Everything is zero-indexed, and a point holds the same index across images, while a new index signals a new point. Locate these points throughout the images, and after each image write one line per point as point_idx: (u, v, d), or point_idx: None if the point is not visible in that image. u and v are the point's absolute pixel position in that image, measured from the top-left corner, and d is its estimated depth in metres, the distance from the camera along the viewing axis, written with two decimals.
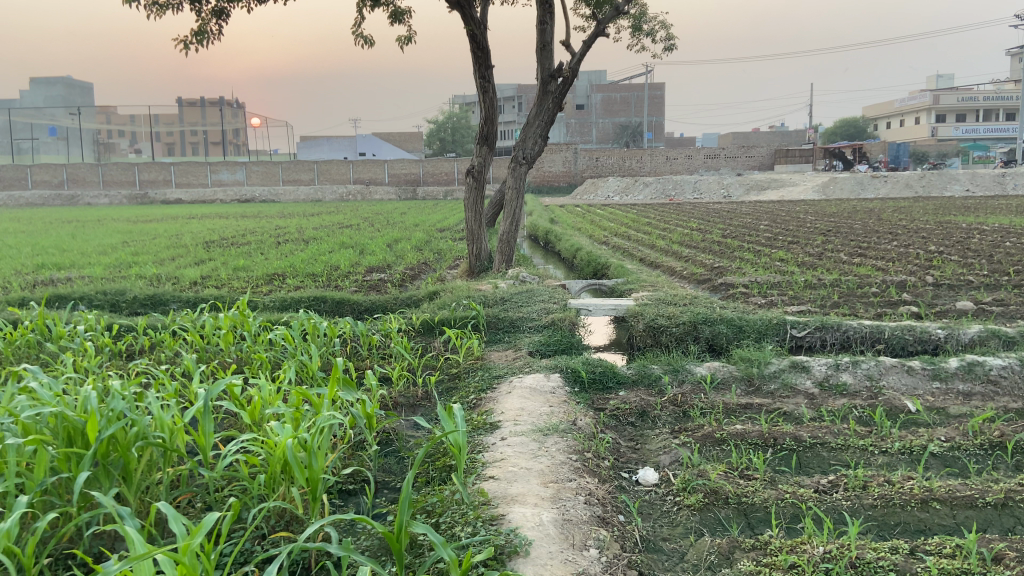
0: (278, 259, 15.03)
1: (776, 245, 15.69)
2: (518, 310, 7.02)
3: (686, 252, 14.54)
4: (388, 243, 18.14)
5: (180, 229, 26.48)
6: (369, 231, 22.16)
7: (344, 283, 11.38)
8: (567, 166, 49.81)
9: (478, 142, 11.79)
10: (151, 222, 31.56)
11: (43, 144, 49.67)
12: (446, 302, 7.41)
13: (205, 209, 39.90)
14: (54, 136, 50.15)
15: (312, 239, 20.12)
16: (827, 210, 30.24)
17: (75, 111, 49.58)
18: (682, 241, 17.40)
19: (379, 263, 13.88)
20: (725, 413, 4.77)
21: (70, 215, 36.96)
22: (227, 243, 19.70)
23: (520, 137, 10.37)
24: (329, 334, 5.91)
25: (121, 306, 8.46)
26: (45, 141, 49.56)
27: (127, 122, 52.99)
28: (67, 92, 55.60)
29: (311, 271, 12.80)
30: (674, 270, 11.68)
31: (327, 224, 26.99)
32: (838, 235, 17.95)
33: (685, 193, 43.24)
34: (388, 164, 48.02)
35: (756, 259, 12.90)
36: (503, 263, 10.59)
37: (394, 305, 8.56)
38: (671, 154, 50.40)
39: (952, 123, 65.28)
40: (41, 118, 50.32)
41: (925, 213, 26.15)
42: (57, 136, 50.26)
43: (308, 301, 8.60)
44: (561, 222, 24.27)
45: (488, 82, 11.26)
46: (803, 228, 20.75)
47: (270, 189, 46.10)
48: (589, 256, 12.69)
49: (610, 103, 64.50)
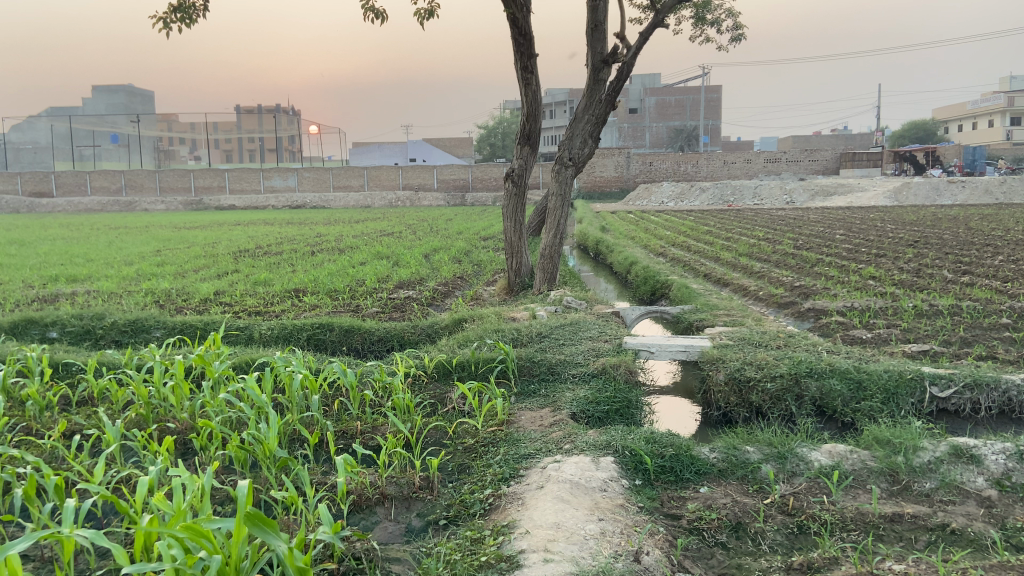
0: (304, 271, 13.80)
1: (859, 259, 13.86)
2: (560, 350, 5.47)
3: (757, 266, 12.85)
4: (426, 254, 16.80)
5: (219, 236, 25.66)
6: (410, 240, 20.84)
7: (367, 303, 10.04)
8: (619, 171, 48.12)
9: (519, 141, 10.31)
10: (197, 229, 30.98)
11: (103, 151, 50.06)
12: (468, 337, 5.90)
13: (254, 216, 39.40)
14: (115, 144, 50.49)
15: (348, 248, 18.92)
16: (900, 217, 27.88)
17: (133, 117, 49.83)
18: (749, 252, 15.66)
19: (411, 277, 12.52)
20: (867, 538, 3.14)
21: (124, 221, 36.75)
22: (260, 252, 18.65)
23: (567, 134, 8.78)
24: (309, 387, 4.47)
25: (94, 334, 7.21)
26: (106, 148, 49.88)
27: (184, 129, 53.16)
28: (127, 100, 56.19)
29: (333, 286, 11.51)
30: (748, 291, 10.01)
31: (368, 231, 25.92)
32: (924, 247, 15.95)
33: (744, 199, 41.06)
34: (438, 169, 46.91)
35: (842, 278, 11.11)
36: (545, 282, 9.03)
37: (413, 336, 7.12)
38: (729, 159, 48.21)
39: None
40: (103, 125, 50.70)
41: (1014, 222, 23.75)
42: (118, 143, 50.58)
43: (313, 326, 7.22)
44: (612, 230, 22.66)
45: (531, 73, 9.74)
46: (883, 238, 18.78)
47: (320, 196, 45.50)
48: (647, 272, 11.07)
49: (664, 107, 62.35)
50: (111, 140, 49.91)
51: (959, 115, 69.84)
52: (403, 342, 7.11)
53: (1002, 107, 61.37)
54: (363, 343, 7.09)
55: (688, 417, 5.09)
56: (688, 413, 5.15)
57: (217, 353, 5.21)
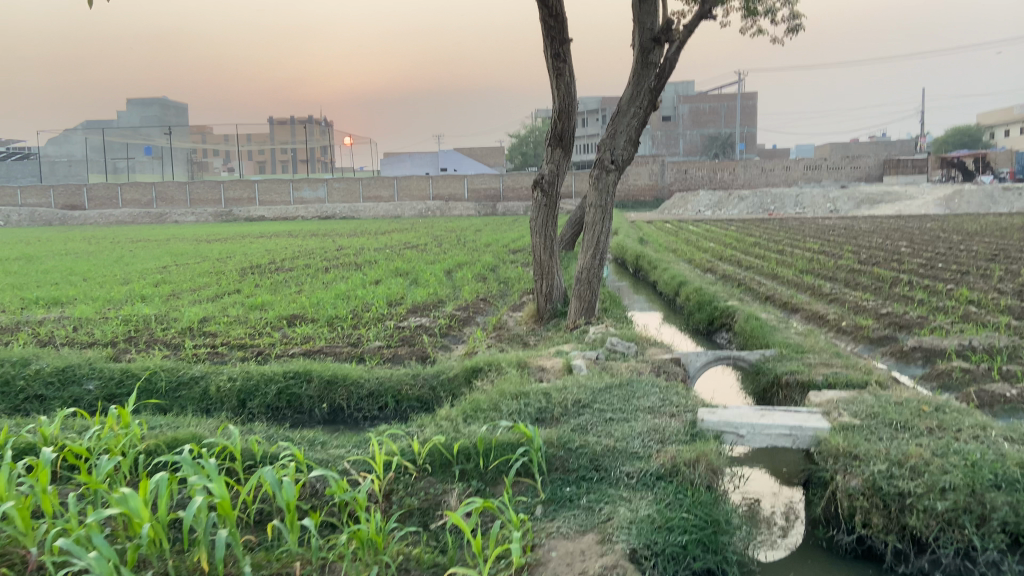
0: (309, 292, 12.31)
1: (942, 277, 11.97)
2: (609, 431, 3.81)
3: (827, 287, 11.07)
4: (446, 271, 15.24)
5: (236, 250, 24.35)
6: (433, 254, 19.33)
7: (369, 335, 8.52)
8: (654, 179, 46.31)
9: (550, 143, 8.69)
10: (220, 242, 29.76)
11: (137, 163, 49.49)
12: (478, 404, 4.25)
13: (280, 228, 38.35)
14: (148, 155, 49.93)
15: (365, 264, 17.44)
16: (959, 227, 25.69)
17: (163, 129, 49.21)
18: (809, 268, 13.85)
19: (426, 299, 10.97)
20: None
21: (152, 234, 35.82)
22: (270, 268, 17.22)
23: (606, 133, 7.13)
24: (222, 513, 2.92)
25: (12, 387, 5.72)
26: (139, 160, 49.24)
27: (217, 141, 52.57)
28: (159, 111, 55.76)
29: (336, 311, 9.98)
30: (828, 322, 8.28)
31: (392, 244, 24.51)
32: (1010, 262, 13.96)
33: (787, 207, 38.94)
34: (468, 178, 45.48)
35: (935, 303, 9.32)
36: (582, 313, 7.35)
37: (413, 389, 5.51)
38: (768, 166, 46.10)
39: None
40: (136, 137, 50.20)
41: None
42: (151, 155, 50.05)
43: (284, 377, 5.64)
44: (650, 243, 20.86)
45: (563, 61, 8.10)
46: (954, 251, 16.78)
47: (349, 207, 44.39)
48: (700, 296, 9.39)
49: (699, 113, 60.22)
50: (144, 151, 49.30)
51: (1007, 118, 66.50)
52: (400, 397, 5.50)
53: None
54: (349, 399, 5.53)
55: (772, 527, 3.45)
56: (771, 519, 3.50)
57: (121, 445, 3.68)
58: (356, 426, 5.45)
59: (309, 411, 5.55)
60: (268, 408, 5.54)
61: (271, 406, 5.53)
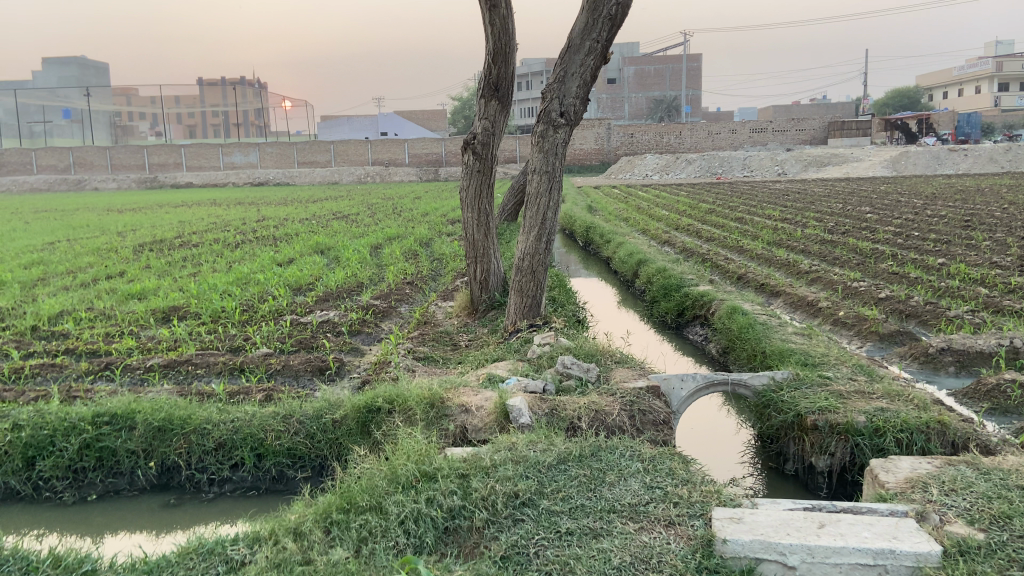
0: (205, 275, 10.39)
1: (925, 250, 10.73)
2: (567, 561, 2.22)
3: (804, 263, 9.72)
4: (373, 246, 13.41)
5: (150, 221, 21.98)
6: (364, 226, 17.46)
7: (258, 336, 6.79)
8: (599, 143, 44.86)
9: (483, 94, 6.96)
10: (137, 211, 27.08)
11: (55, 127, 45.26)
12: (354, 498, 2.61)
13: (207, 195, 35.54)
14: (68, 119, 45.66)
15: (284, 238, 15.45)
16: (914, 190, 24.81)
17: (82, 90, 44.97)
18: (774, 240, 12.52)
19: (341, 283, 9.20)
20: None
21: (67, 203, 32.65)
22: (174, 244, 15.08)
23: (552, 80, 5.46)
24: None
25: None
26: (58, 124, 45.13)
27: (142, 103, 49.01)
28: (80, 73, 51.84)
29: (226, 302, 8.15)
30: (818, 312, 6.87)
31: (322, 214, 22.47)
32: (988, 230, 12.84)
33: (734, 171, 37.91)
34: (409, 142, 43.15)
35: (934, 282, 8.03)
36: (525, 312, 5.77)
37: (282, 439, 3.84)
38: (714, 129, 45.03)
39: (1017, 91, 57.34)
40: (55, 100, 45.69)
41: None
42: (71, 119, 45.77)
43: (95, 424, 3.92)
44: (600, 212, 19.27)
45: None
46: (921, 218, 15.65)
47: (284, 172, 41.75)
48: (665, 280, 7.91)
49: (644, 76, 58.69)
50: (62, 114, 44.96)
51: (944, 81, 66.50)
52: (261, 450, 3.83)
53: (988, 73, 57.21)
54: (188, 454, 3.85)
55: None
56: None
57: None
58: (196, 495, 3.79)
59: (130, 473, 3.87)
60: (67, 471, 3.83)
61: (72, 468, 3.82)
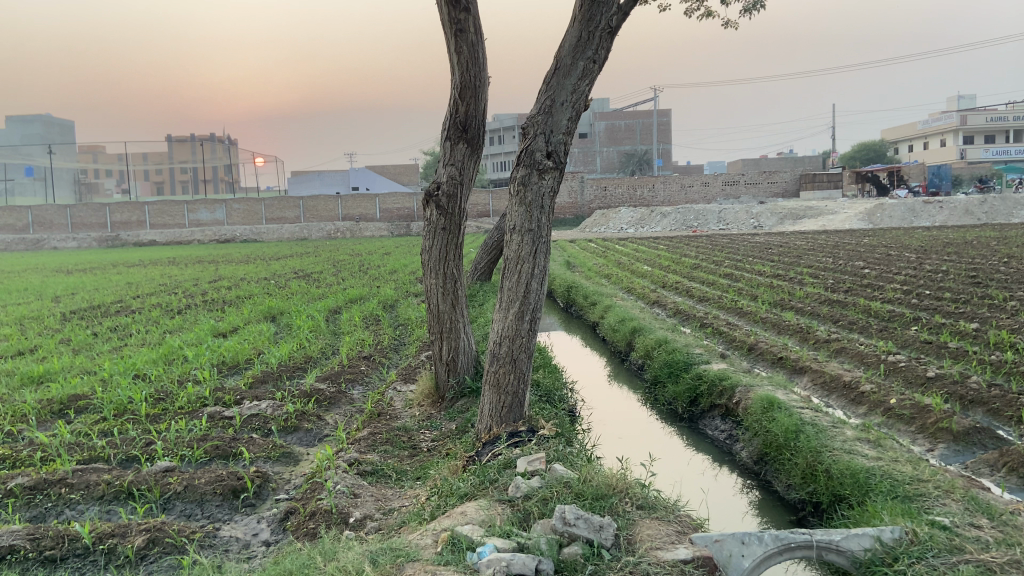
0: (128, 351, 8.89)
1: (946, 311, 9.62)
2: None
3: (818, 328, 8.56)
4: (330, 311, 12.00)
5: (97, 283, 20.31)
6: (326, 286, 16.04)
7: (161, 439, 5.35)
8: (573, 197, 44.24)
9: (449, 136, 5.73)
10: (89, 272, 25.35)
11: (15, 185, 43.42)
12: None
13: (169, 253, 33.81)
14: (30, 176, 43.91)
15: (235, 302, 13.96)
16: (898, 242, 24.02)
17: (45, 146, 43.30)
18: (774, 299, 11.37)
19: (282, 357, 7.80)
20: None
21: (20, 264, 30.80)
22: (112, 311, 13.49)
23: (536, 113, 4.23)
24: None
25: None
26: (19, 182, 43.33)
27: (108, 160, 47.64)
28: (44, 129, 50.34)
29: (137, 388, 6.70)
30: (860, 397, 5.62)
31: (285, 272, 21.00)
32: (1001, 287, 11.79)
33: (710, 224, 37.19)
34: (380, 197, 42.05)
35: (979, 353, 6.86)
36: (505, 415, 4.44)
37: None
38: (687, 183, 44.63)
39: (981, 145, 57.70)
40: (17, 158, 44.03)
41: None
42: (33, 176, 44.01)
43: None
44: (579, 268, 18.12)
45: (467, 11, 5.13)
46: (920, 273, 14.64)
47: (252, 228, 40.22)
48: (670, 355, 6.65)
49: (615, 131, 58.61)
50: (24, 172, 43.18)
51: (909, 134, 67.16)
52: None
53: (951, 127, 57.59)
54: None
55: None
56: None
57: None
58: None
59: None
60: None
61: None
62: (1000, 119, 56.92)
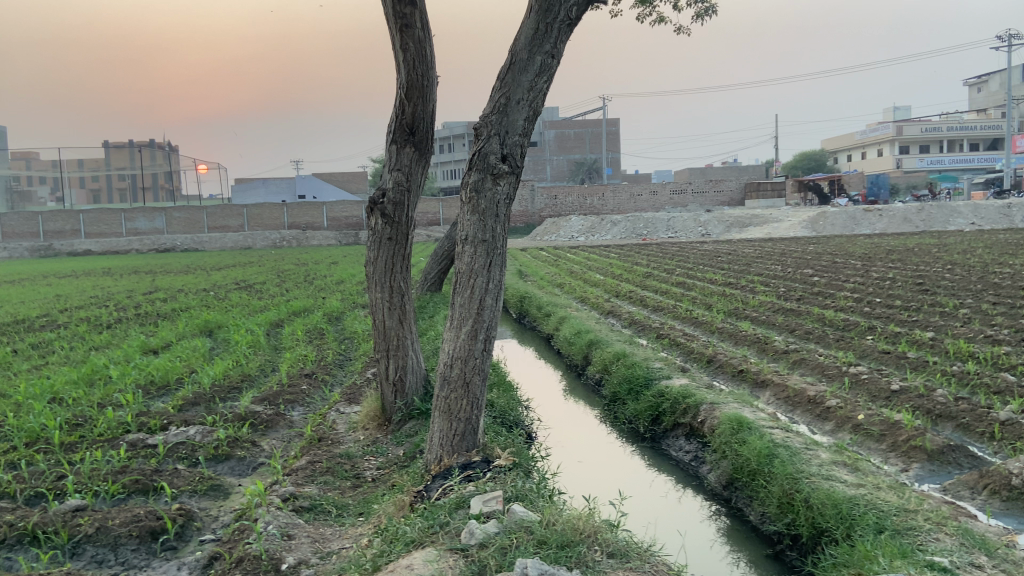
0: (48, 371, 8.21)
1: (898, 319, 9.58)
2: None
3: (776, 339, 8.40)
4: (272, 324, 11.42)
5: (25, 296, 19.21)
6: (269, 298, 15.39)
7: (74, 472, 4.80)
8: (524, 205, 44.09)
9: (396, 139, 5.35)
10: (17, 284, 24.06)
11: None
12: None
13: (105, 263, 32.42)
14: None
15: (171, 315, 13.23)
16: (842, 250, 24.37)
17: None
18: (728, 308, 11.22)
19: (217, 375, 7.27)
20: None
21: None
22: (36, 327, 12.63)
23: (490, 112, 3.88)
24: None
25: None
26: None
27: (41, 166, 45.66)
28: None
29: (52, 413, 6.10)
30: (825, 414, 5.40)
31: (227, 283, 20.20)
32: (949, 294, 11.85)
33: (659, 232, 37.38)
34: (328, 205, 41.18)
35: (938, 364, 6.74)
36: (457, 443, 4.06)
37: None
38: (636, 191, 44.89)
39: (916, 154, 59.30)
40: None
41: (976, 251, 20.33)
42: None
43: None
44: (531, 277, 17.85)
45: (413, 6, 4.77)
46: (868, 281, 14.73)
47: (194, 237, 38.92)
48: (629, 369, 6.35)
49: (564, 139, 58.75)
50: None
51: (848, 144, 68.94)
52: None
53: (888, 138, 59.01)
54: None
55: None
56: None
57: None
58: None
59: None
60: None
61: None
62: (933, 129, 58.82)
